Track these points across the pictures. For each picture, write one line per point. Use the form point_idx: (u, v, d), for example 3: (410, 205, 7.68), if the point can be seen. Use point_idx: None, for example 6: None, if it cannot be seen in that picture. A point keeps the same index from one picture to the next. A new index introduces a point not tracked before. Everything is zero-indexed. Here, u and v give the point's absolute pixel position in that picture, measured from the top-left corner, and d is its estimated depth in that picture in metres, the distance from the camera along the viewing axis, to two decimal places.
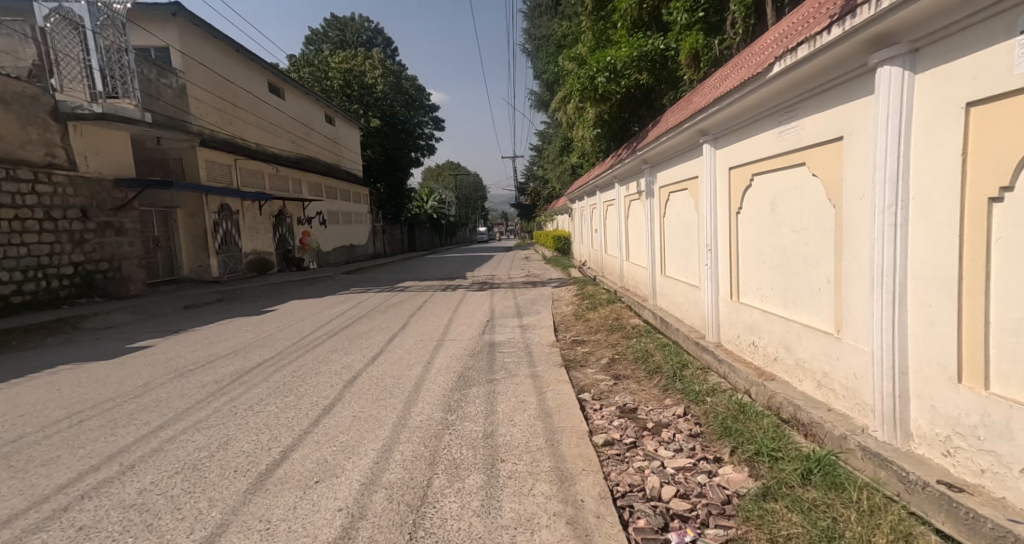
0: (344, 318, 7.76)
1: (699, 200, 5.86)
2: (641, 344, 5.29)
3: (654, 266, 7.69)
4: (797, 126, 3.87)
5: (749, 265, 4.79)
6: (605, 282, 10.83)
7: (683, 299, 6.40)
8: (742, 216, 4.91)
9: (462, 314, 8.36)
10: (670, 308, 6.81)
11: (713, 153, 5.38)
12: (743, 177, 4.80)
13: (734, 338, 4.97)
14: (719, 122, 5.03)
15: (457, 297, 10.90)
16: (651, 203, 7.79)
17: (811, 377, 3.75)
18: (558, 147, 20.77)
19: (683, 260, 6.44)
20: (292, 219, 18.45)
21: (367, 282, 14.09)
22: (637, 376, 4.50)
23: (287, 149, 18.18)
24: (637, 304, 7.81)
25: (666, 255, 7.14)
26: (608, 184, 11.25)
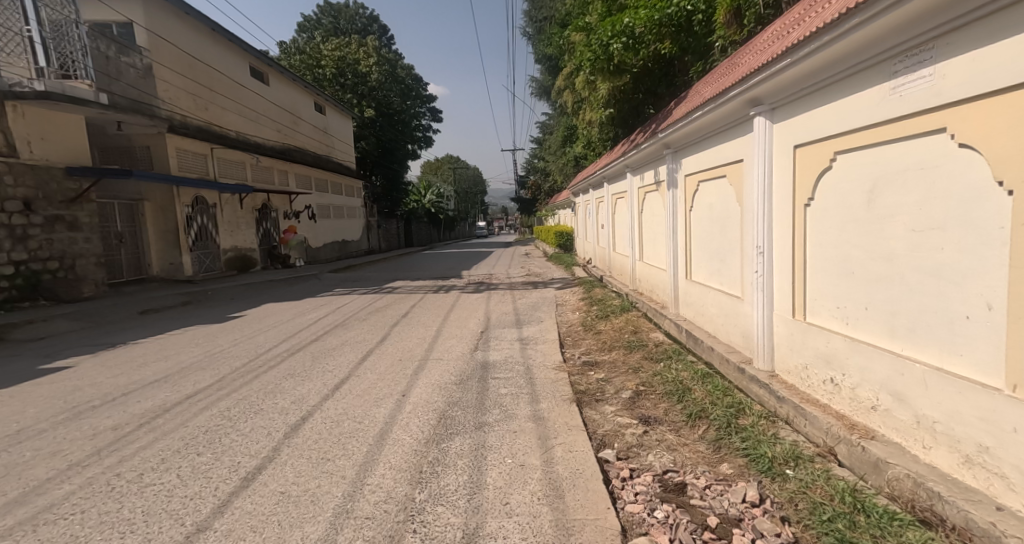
0: (318, 327, 6.76)
1: (744, 189, 4.81)
2: (672, 372, 4.24)
3: (676, 269, 6.65)
4: (931, 81, 2.81)
5: (822, 275, 3.75)
6: (613, 284, 9.80)
7: (720, 312, 5.36)
8: (812, 210, 3.86)
9: (453, 321, 7.35)
10: (699, 322, 5.77)
11: (770, 128, 4.33)
12: (817, 158, 3.75)
13: (800, 374, 3.93)
14: (785, 85, 3.97)
15: (450, 300, 9.88)
16: (672, 195, 6.75)
17: (951, 446, 2.71)
18: (561, 137, 19.67)
19: (718, 264, 5.41)
20: (277, 213, 17.42)
21: (355, 282, 13.02)
22: (674, 421, 3.45)
23: (271, 139, 17.10)
24: (657, 315, 6.76)
25: (693, 257, 6.10)
26: (618, 175, 10.18)
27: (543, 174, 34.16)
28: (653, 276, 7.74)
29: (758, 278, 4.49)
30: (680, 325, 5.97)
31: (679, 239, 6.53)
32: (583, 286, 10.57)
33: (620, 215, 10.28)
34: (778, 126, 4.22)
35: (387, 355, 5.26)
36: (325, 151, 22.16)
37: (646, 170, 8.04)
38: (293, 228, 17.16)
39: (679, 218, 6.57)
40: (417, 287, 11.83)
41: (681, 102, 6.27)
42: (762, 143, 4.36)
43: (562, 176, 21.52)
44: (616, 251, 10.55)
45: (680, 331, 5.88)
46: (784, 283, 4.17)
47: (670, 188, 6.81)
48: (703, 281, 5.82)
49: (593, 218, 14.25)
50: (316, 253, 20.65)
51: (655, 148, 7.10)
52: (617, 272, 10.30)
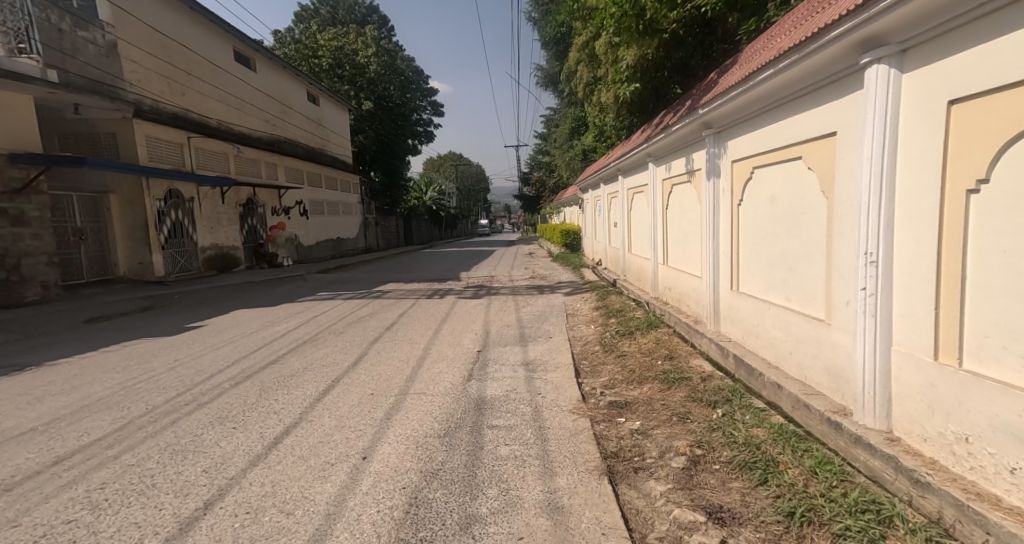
0: (283, 342, 5.69)
1: (839, 171, 3.58)
2: (737, 429, 3.17)
3: (722, 278, 5.45)
4: None
5: (1008, 295, 2.51)
6: (630, 293, 8.68)
7: (791, 336, 4.13)
8: (984, 197, 2.61)
9: (445, 334, 6.28)
10: (761, 349, 4.54)
11: (896, 81, 3.05)
12: (1004, 117, 2.50)
13: (958, 453, 2.69)
14: (940, 9, 2.70)
15: (446, 307, 8.81)
16: (714, 186, 5.57)
17: None
18: (569, 129, 18.53)
19: (791, 273, 4.20)
20: (265, 209, 16.39)
21: (344, 285, 11.95)
22: (766, 523, 2.39)
23: (257, 129, 16.00)
24: (693, 335, 5.61)
25: (748, 263, 4.93)
26: (636, 167, 9.04)
27: (548, 170, 33.05)
28: (685, 285, 6.56)
29: (870, 298, 3.24)
30: (728, 350, 4.76)
31: (726, 240, 5.33)
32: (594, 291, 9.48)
33: (638, 213, 9.16)
34: (911, 76, 2.95)
35: (357, 385, 4.20)
36: (317, 144, 21.13)
37: (674, 159, 6.87)
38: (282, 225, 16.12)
39: (725, 215, 5.37)
40: (410, 291, 10.75)
41: (731, 67, 5.05)
42: (882, 100, 3.10)
43: (569, 171, 20.40)
44: (633, 254, 9.42)
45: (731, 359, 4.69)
46: (919, 305, 2.93)
47: (710, 176, 5.62)
48: (765, 295, 4.58)
49: (603, 216, 13.14)
50: (308, 251, 19.65)
51: (690, 128, 5.92)
52: (634, 278, 9.14)
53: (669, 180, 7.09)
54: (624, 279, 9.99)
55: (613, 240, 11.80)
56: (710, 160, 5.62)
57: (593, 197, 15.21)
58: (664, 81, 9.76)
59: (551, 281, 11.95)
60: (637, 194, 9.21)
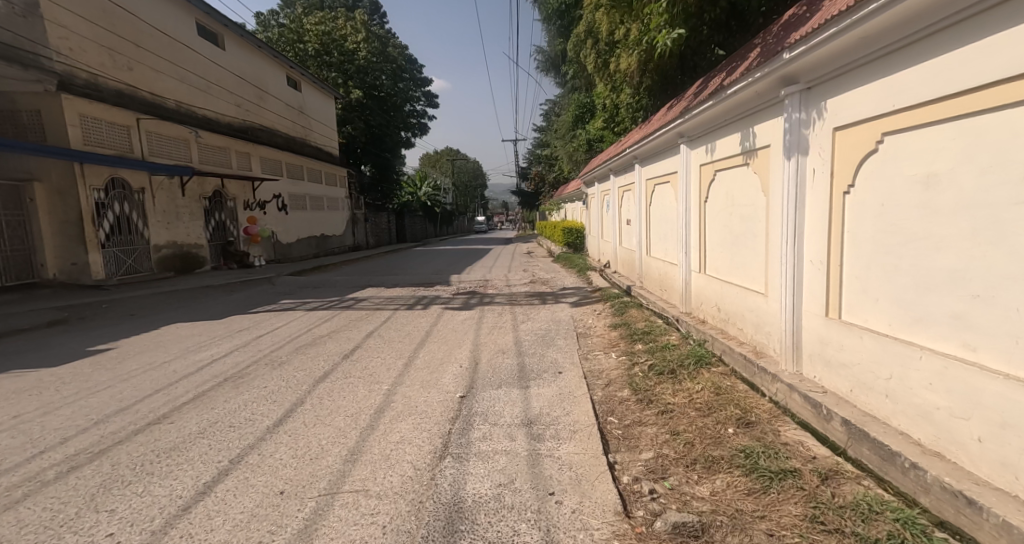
0: (199, 378, 4.21)
1: None
2: None
3: (808, 297, 4.02)
4: None
5: None
6: (648, 307, 7.28)
7: (974, 410, 2.69)
8: None
9: (421, 365, 4.82)
10: (897, 416, 3.13)
11: None
12: None
13: None
14: None
15: (430, 319, 7.34)
16: (801, 170, 4.12)
17: None
18: (574, 116, 17.06)
19: (973, 308, 2.74)
20: (236, 203, 14.94)
21: (318, 290, 10.46)
22: None
23: (225, 113, 14.51)
24: (760, 377, 4.21)
25: (860, 280, 3.49)
26: (662, 152, 7.64)
27: (548, 164, 31.68)
28: (738, 302, 5.16)
29: None
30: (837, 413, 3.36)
31: (818, 245, 3.93)
32: (605, 301, 8.05)
33: (661, 209, 7.77)
34: None
35: (266, 473, 2.69)
36: (298, 134, 19.71)
37: (725, 136, 5.46)
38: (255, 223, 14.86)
39: (816, 210, 3.96)
40: (391, 298, 9.29)
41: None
42: None
43: (572, 164, 18.97)
44: (655, 258, 8.02)
45: (845, 431, 3.29)
46: None
47: (790, 155, 4.22)
48: (902, 333, 3.15)
49: (612, 213, 11.78)
50: (286, 249, 18.24)
51: (759, 89, 4.53)
52: (657, 286, 7.75)
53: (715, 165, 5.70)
54: (639, 289, 8.59)
55: (625, 241, 10.41)
56: (791, 132, 4.22)
57: (598, 192, 13.81)
58: (702, 41, 8.15)
59: (553, 287, 10.51)
60: (660, 186, 7.82)
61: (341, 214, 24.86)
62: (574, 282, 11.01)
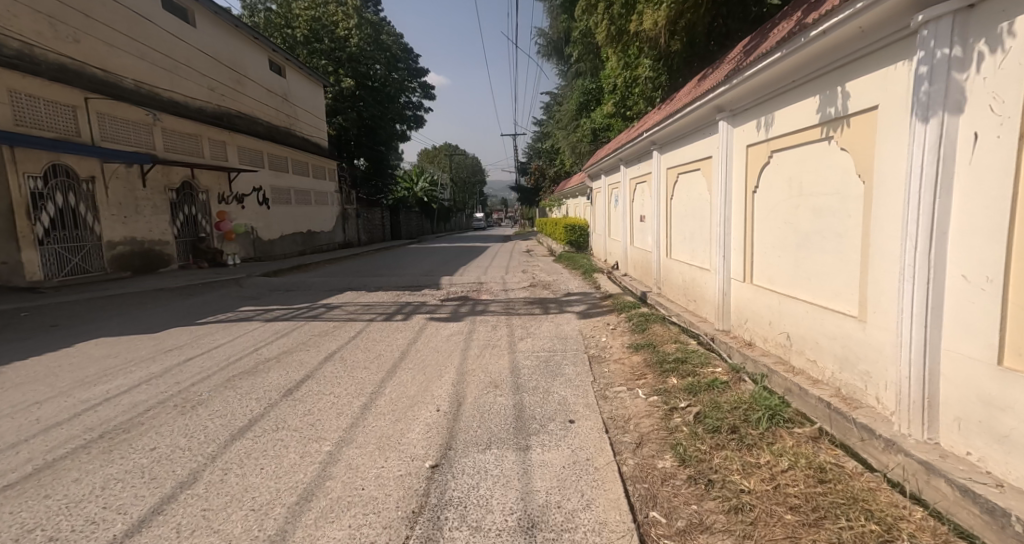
0: (66, 432, 3.02)
1: None
2: None
3: (959, 333, 2.69)
4: None
5: None
6: (677, 322, 6.07)
7: None
8: None
9: (384, 408, 3.62)
10: None
11: None
12: None
13: None
14: None
15: (410, 333, 6.16)
16: (949, 138, 2.73)
17: None
18: (578, 104, 15.95)
19: None
20: (210, 196, 13.81)
21: (290, 294, 9.27)
22: None
23: (196, 96, 13.33)
24: (864, 441, 2.99)
25: None
26: (696, 134, 6.34)
27: (548, 158, 30.54)
28: (807, 328, 3.89)
29: None
30: None
31: (979, 252, 2.59)
32: (620, 312, 6.86)
33: (692, 203, 6.50)
34: None
35: None
36: (281, 122, 18.62)
37: (797, 101, 4.08)
38: (227, 219, 13.76)
39: (981, 204, 2.59)
40: (368, 305, 8.10)
41: None
42: None
43: (574, 156, 17.81)
44: (682, 261, 6.78)
45: None
46: None
47: (924, 117, 2.84)
48: None
49: (624, 208, 10.56)
50: (266, 246, 17.20)
51: (864, 23, 3.14)
52: (687, 294, 6.51)
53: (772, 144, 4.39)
54: (659, 298, 7.40)
55: (642, 239, 9.17)
56: (931, 82, 2.81)
57: (607, 185, 12.58)
58: None
59: (556, 292, 9.30)
60: (691, 175, 6.54)
61: (330, 210, 23.73)
62: (579, 287, 9.80)
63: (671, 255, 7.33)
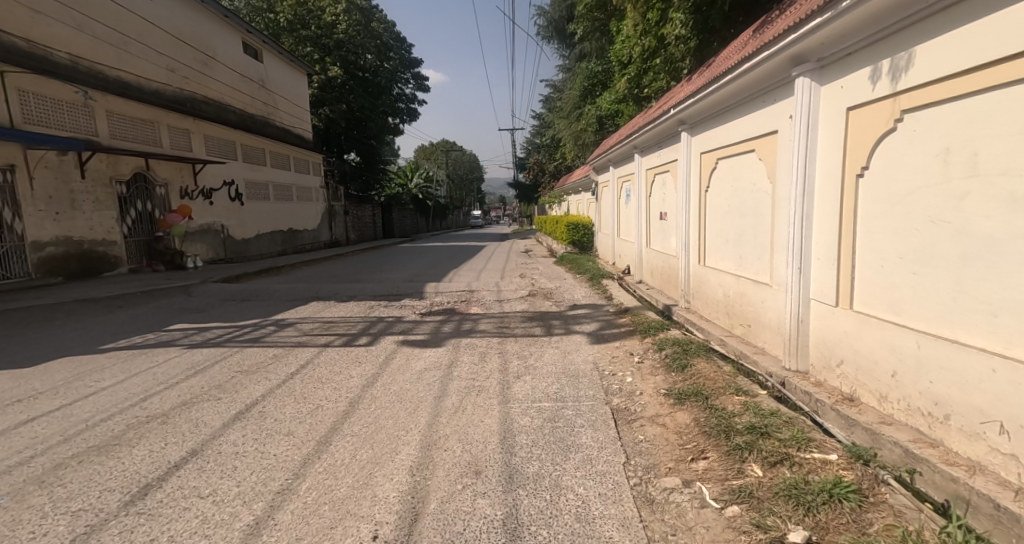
0: None
1: None
2: None
3: None
4: None
5: None
6: (728, 353, 4.62)
7: None
8: None
9: (280, 536, 2.16)
10: None
11: None
12: None
13: None
14: None
15: (372, 365, 4.75)
16: None
17: None
18: (582, 90, 14.61)
19: None
20: (169, 189, 12.52)
21: (244, 307, 7.84)
22: None
23: (151, 77, 11.91)
24: None
25: None
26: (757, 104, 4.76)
27: (549, 153, 29.15)
28: (984, 398, 2.30)
29: None
30: None
31: None
32: (647, 336, 5.42)
33: (749, 196, 4.99)
34: None
35: None
36: (254, 110, 17.22)
37: (962, 21, 2.44)
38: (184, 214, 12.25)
39: None
40: (331, 321, 6.69)
41: None
42: None
43: (577, 148, 16.45)
44: (728, 272, 5.32)
45: None
46: None
47: None
48: None
49: (645, 203, 9.08)
50: (239, 245, 16.22)
51: None
52: (735, 315, 5.04)
53: (902, 101, 2.76)
54: (696, 317, 5.97)
55: (668, 242, 7.71)
56: None
57: (620, 178, 11.08)
58: None
59: (558, 305, 7.88)
60: (750, 159, 5.01)
61: (314, 206, 22.68)
62: (585, 297, 8.35)
63: (713, 263, 5.86)
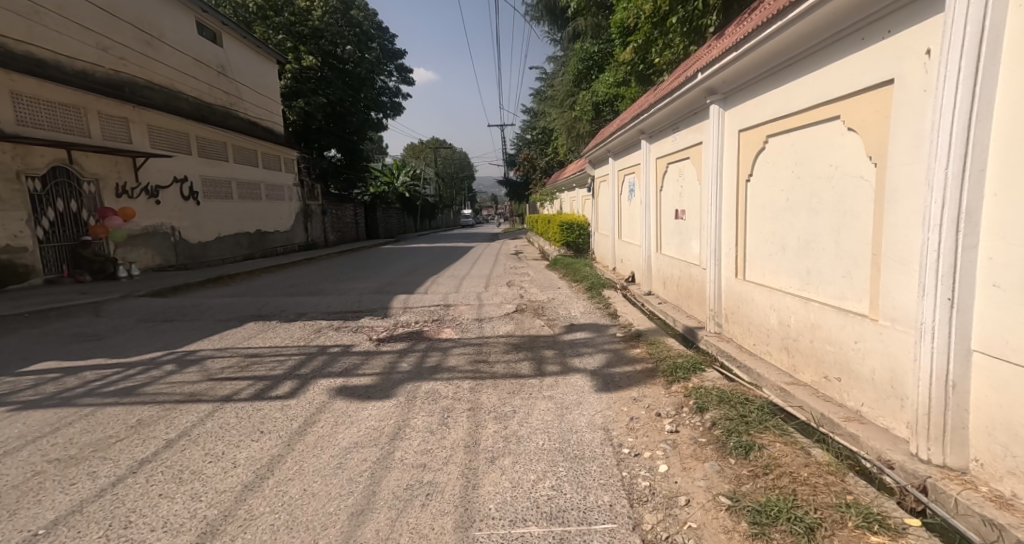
0: None
1: None
2: None
3: None
4: None
5: None
6: (804, 415, 3.18)
7: None
8: None
9: None
10: None
11: None
12: None
13: None
14: None
15: (275, 440, 3.21)
16: None
17: None
18: (576, 73, 13.18)
19: None
20: (101, 185, 11.22)
21: (157, 332, 6.31)
22: None
23: (76, 57, 10.61)
24: None
25: None
26: (821, 58, 3.39)
27: (542, 146, 27.69)
28: None
29: None
30: None
31: None
32: (678, 384, 3.92)
33: (802, 189, 3.61)
34: None
35: None
36: (211, 98, 15.93)
37: None
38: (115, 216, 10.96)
39: None
40: (256, 354, 5.16)
41: None
42: None
43: (571, 140, 14.99)
44: (779, 292, 3.94)
45: None
46: None
47: None
48: None
49: (653, 198, 7.73)
50: (195, 250, 14.88)
51: None
52: (797, 353, 3.67)
53: None
54: (735, 349, 4.56)
55: (686, 247, 6.35)
56: None
57: (622, 171, 9.72)
58: None
59: (551, 327, 6.37)
60: (801, 137, 3.63)
61: (286, 205, 21.09)
62: (585, 315, 6.85)
63: (753, 277, 4.50)
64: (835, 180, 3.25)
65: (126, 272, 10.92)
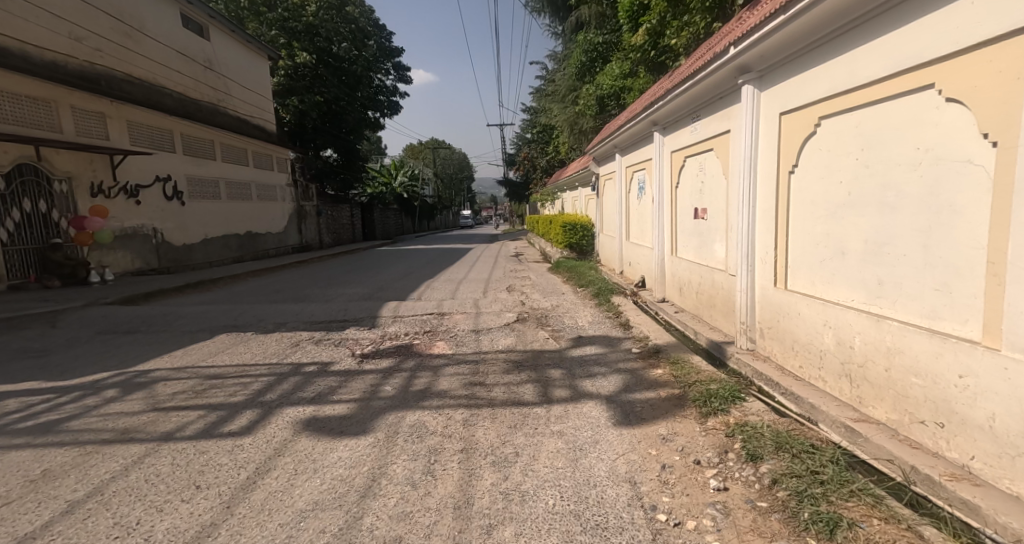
0: None
1: None
2: None
3: None
4: None
5: None
6: (898, 479, 2.49)
7: None
8: None
9: None
10: None
11: None
12: None
13: None
14: None
15: (211, 502, 2.51)
16: None
17: None
18: (579, 65, 12.54)
19: None
20: (74, 185, 10.57)
21: (114, 346, 5.63)
22: None
23: (44, 46, 9.97)
24: None
25: None
26: (905, 14, 2.72)
27: (542, 145, 27.09)
28: None
29: None
30: None
31: None
32: (716, 419, 3.23)
33: (875, 178, 2.95)
34: None
35: None
36: (196, 94, 15.28)
37: None
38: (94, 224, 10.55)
39: None
40: (218, 376, 4.47)
41: None
42: None
43: (574, 135, 14.46)
44: (834, 304, 3.27)
45: None
46: None
47: None
48: None
49: (668, 196, 7.05)
50: (179, 252, 14.21)
51: None
52: (863, 381, 2.99)
53: None
54: (775, 371, 3.86)
55: (708, 250, 5.68)
56: None
57: (631, 167, 9.05)
58: None
59: (558, 342, 5.67)
60: (872, 114, 2.96)
61: (279, 206, 20.44)
62: (594, 327, 6.15)
63: (795, 286, 3.83)
64: (932, 164, 2.60)
65: (96, 277, 10.40)
